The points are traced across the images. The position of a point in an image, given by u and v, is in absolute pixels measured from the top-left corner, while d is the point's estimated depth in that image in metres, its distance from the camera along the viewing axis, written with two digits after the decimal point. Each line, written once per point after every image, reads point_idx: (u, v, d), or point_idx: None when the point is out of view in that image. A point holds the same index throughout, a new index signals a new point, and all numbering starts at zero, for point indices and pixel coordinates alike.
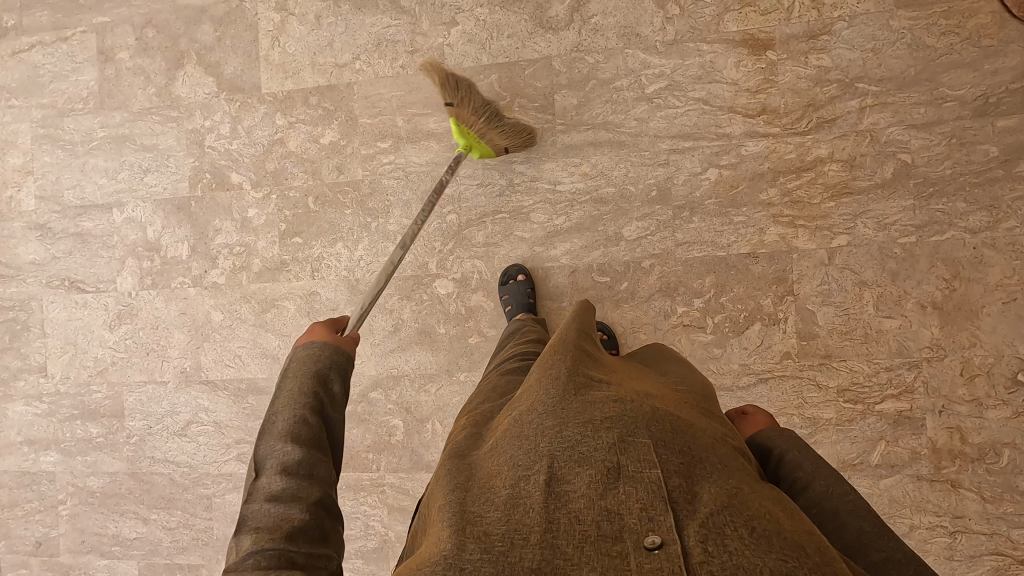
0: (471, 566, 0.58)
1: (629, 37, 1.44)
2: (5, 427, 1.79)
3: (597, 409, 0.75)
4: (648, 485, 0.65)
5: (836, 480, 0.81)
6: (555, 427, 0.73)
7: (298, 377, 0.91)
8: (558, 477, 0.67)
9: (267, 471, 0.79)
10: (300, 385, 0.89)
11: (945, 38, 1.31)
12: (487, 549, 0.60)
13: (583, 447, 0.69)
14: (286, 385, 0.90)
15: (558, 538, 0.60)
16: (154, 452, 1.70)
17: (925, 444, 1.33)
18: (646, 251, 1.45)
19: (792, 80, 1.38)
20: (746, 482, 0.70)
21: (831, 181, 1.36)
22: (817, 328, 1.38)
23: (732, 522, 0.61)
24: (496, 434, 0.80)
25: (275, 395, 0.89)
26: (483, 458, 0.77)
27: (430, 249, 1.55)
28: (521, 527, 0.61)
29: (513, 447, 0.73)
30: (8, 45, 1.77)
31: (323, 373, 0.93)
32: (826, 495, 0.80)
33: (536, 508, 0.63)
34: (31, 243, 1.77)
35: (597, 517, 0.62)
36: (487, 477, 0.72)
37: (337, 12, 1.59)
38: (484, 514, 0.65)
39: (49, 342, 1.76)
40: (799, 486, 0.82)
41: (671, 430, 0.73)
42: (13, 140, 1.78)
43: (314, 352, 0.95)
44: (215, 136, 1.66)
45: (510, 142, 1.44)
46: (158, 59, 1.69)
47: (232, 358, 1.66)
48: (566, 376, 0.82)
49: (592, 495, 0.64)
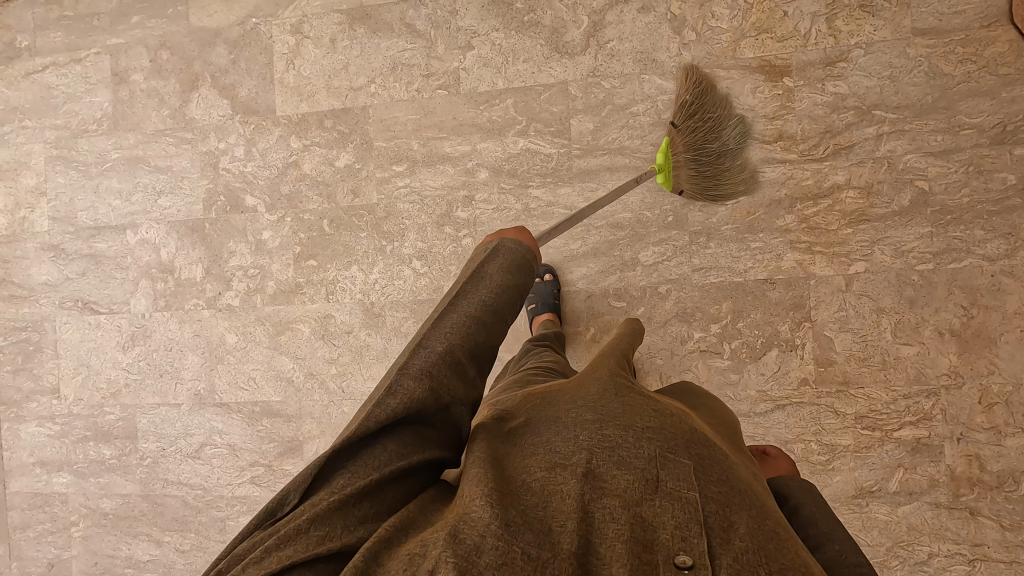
0: (513, 529, 0.62)
1: (645, 63, 1.45)
2: (18, 447, 1.79)
3: (639, 415, 0.75)
4: (684, 505, 0.66)
5: (851, 548, 0.80)
6: (595, 423, 0.74)
7: (504, 266, 0.87)
8: (596, 473, 0.69)
9: (464, 307, 0.83)
10: (502, 277, 0.86)
11: (961, 66, 1.32)
12: (527, 522, 0.64)
13: (623, 450, 0.71)
14: (490, 267, 0.87)
15: (591, 532, 0.64)
16: (168, 474, 1.70)
17: (944, 472, 1.33)
18: (663, 276, 1.45)
19: (809, 107, 1.38)
20: (780, 520, 0.71)
21: (848, 209, 1.37)
22: (835, 354, 1.38)
23: (766, 564, 0.63)
24: (533, 410, 0.82)
25: (485, 259, 0.88)
26: (519, 432, 0.79)
27: (445, 273, 1.55)
28: (559, 512, 0.65)
29: (552, 429, 0.75)
30: (22, 65, 1.77)
31: (524, 275, 0.89)
32: (837, 561, 0.79)
33: (573, 496, 0.66)
34: (44, 264, 1.77)
35: (632, 522, 0.64)
36: (523, 454, 0.75)
37: (352, 35, 1.59)
38: (522, 492, 0.68)
39: (61, 363, 1.76)
40: (813, 544, 0.81)
41: (709, 451, 0.74)
42: (26, 161, 1.78)
43: (526, 250, 0.91)
44: (230, 158, 1.66)
45: (693, 188, 1.39)
46: (172, 81, 1.69)
47: (247, 381, 1.65)
48: (612, 377, 0.83)
49: (628, 500, 0.66)
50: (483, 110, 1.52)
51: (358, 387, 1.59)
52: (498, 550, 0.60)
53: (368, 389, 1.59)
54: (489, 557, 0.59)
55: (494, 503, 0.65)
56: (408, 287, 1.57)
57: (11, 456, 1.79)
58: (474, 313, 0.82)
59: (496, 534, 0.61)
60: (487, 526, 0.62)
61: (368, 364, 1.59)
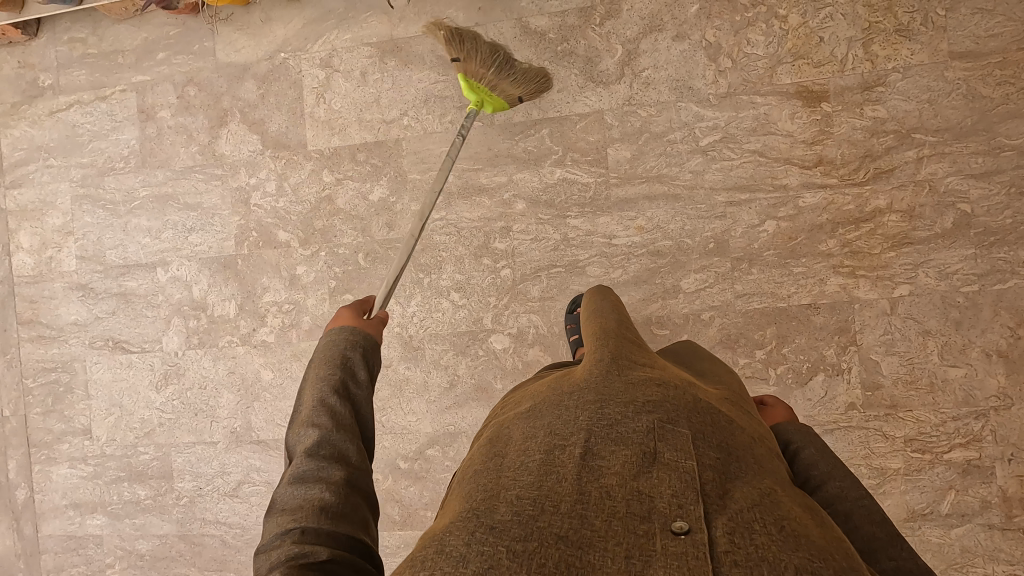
0: (500, 527, 0.57)
1: (681, 91, 1.45)
2: (50, 490, 1.77)
3: (639, 390, 0.72)
4: (682, 474, 0.61)
5: (851, 483, 0.77)
6: (594, 402, 0.71)
7: (319, 367, 0.90)
8: (593, 452, 0.65)
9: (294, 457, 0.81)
10: (323, 376, 0.89)
11: (1000, 89, 1.32)
12: (517, 512, 0.59)
13: (621, 427, 0.67)
14: (309, 388, 0.88)
15: (587, 508, 0.59)
16: (205, 513, 1.68)
17: (995, 493, 1.33)
18: (705, 303, 1.44)
19: (848, 132, 1.38)
20: (779, 481, 0.66)
21: (891, 232, 1.37)
22: (881, 377, 1.38)
23: (761, 518, 0.57)
24: (535, 399, 0.79)
25: (308, 377, 0.90)
26: (519, 421, 0.76)
27: (484, 304, 1.54)
28: (552, 494, 0.60)
29: (552, 413, 0.72)
30: (46, 104, 1.76)
31: (351, 359, 0.92)
32: (839, 497, 0.75)
33: (569, 478, 0.62)
34: (73, 303, 1.75)
35: (628, 497, 0.59)
36: (520, 441, 0.71)
37: (383, 68, 1.58)
38: (517, 478, 0.64)
39: (92, 404, 1.74)
40: (814, 484, 0.78)
41: (711, 422, 0.70)
42: (52, 200, 1.76)
43: (340, 344, 0.94)
44: (261, 194, 1.65)
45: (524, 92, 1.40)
46: (200, 117, 1.68)
47: (283, 417, 1.64)
48: (611, 357, 0.79)
49: (625, 475, 0.62)
50: (519, 140, 1.52)
51: (398, 421, 1.58)
52: (484, 552, 0.55)
53: (410, 423, 1.58)
54: (474, 558, 0.54)
55: (482, 510, 0.61)
56: (448, 320, 1.56)
57: (43, 499, 1.77)
58: (313, 412, 0.84)
59: (483, 539, 0.56)
60: (475, 531, 0.58)
61: (408, 398, 1.58)
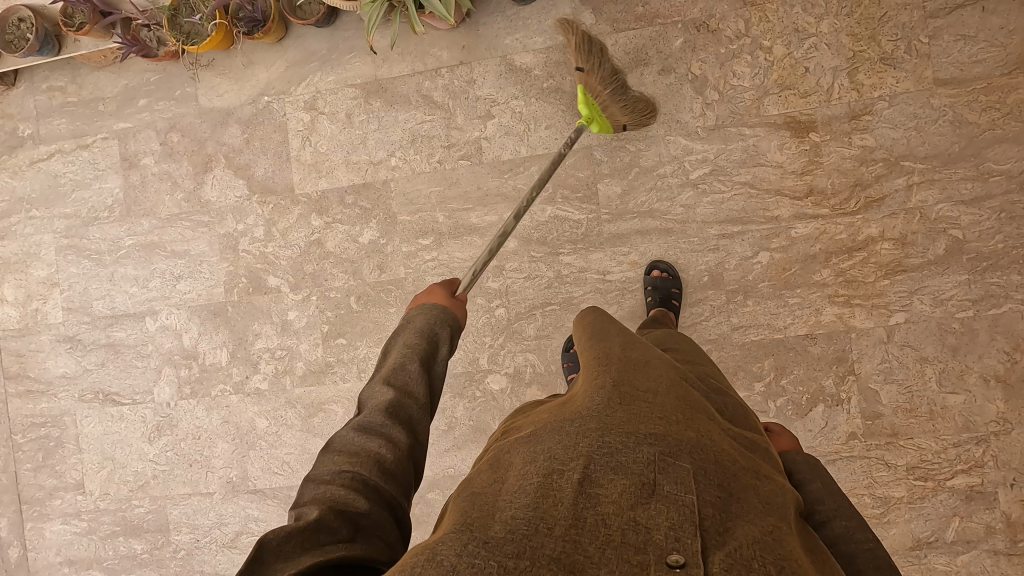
0: (493, 542, 0.55)
1: (669, 124, 1.44)
2: (44, 547, 1.73)
3: (643, 422, 0.69)
4: (680, 507, 0.59)
5: (858, 524, 0.77)
6: (597, 429, 0.68)
7: (430, 316, 0.96)
8: (592, 479, 0.62)
9: (366, 409, 0.82)
10: (423, 329, 0.93)
11: (985, 114, 1.33)
12: (512, 531, 0.56)
13: (621, 457, 0.64)
14: (399, 338, 0.93)
15: (581, 535, 0.56)
16: (202, 566, 1.64)
17: (1000, 519, 1.33)
18: (702, 336, 1.44)
19: (837, 160, 1.38)
20: (783, 519, 0.65)
21: (884, 260, 1.37)
22: (881, 407, 1.37)
23: (760, 556, 0.56)
24: (534, 425, 0.76)
25: (396, 334, 0.95)
26: (519, 444, 0.72)
27: (480, 345, 1.53)
28: (547, 516, 0.57)
29: (554, 437, 0.69)
30: (27, 153, 1.73)
31: (438, 334, 0.94)
32: (843, 537, 0.76)
33: (565, 501, 0.59)
34: (61, 356, 1.72)
35: (624, 525, 0.57)
36: (519, 461, 0.68)
37: (369, 109, 1.57)
38: (512, 497, 0.61)
39: (84, 458, 1.71)
40: (818, 519, 0.78)
41: (713, 460, 0.67)
42: (36, 251, 1.73)
43: (436, 305, 0.99)
44: (249, 240, 1.63)
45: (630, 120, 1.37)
46: (184, 164, 1.66)
47: (280, 466, 1.61)
48: (612, 386, 0.75)
49: (622, 504, 0.59)
50: (508, 178, 1.51)
51: None
52: (475, 563, 0.52)
53: None
54: (464, 569, 0.52)
55: (476, 524, 0.58)
56: None
57: (36, 556, 1.73)
58: (402, 356, 0.89)
59: (474, 551, 0.53)
60: (468, 542, 0.55)
61: None
